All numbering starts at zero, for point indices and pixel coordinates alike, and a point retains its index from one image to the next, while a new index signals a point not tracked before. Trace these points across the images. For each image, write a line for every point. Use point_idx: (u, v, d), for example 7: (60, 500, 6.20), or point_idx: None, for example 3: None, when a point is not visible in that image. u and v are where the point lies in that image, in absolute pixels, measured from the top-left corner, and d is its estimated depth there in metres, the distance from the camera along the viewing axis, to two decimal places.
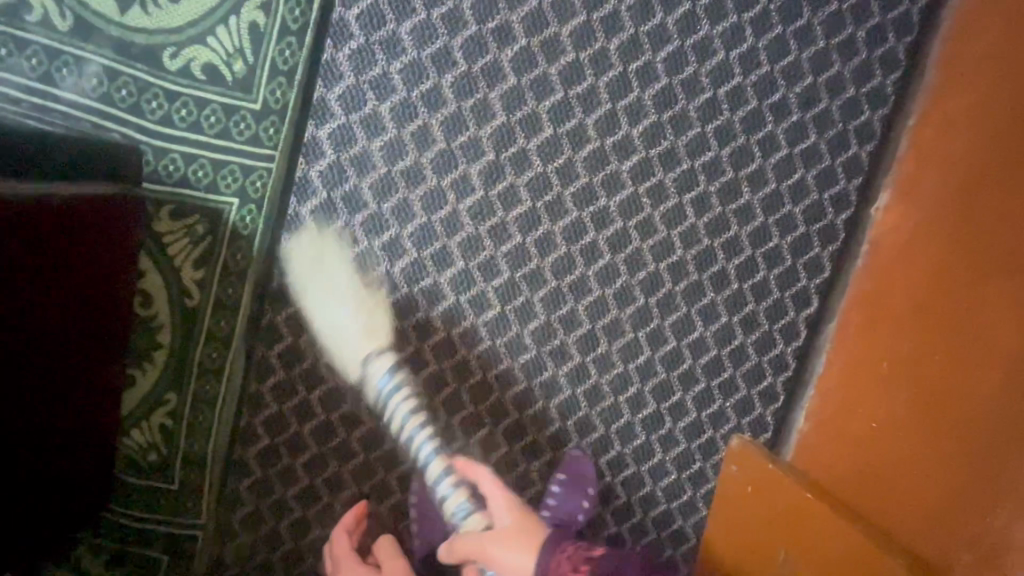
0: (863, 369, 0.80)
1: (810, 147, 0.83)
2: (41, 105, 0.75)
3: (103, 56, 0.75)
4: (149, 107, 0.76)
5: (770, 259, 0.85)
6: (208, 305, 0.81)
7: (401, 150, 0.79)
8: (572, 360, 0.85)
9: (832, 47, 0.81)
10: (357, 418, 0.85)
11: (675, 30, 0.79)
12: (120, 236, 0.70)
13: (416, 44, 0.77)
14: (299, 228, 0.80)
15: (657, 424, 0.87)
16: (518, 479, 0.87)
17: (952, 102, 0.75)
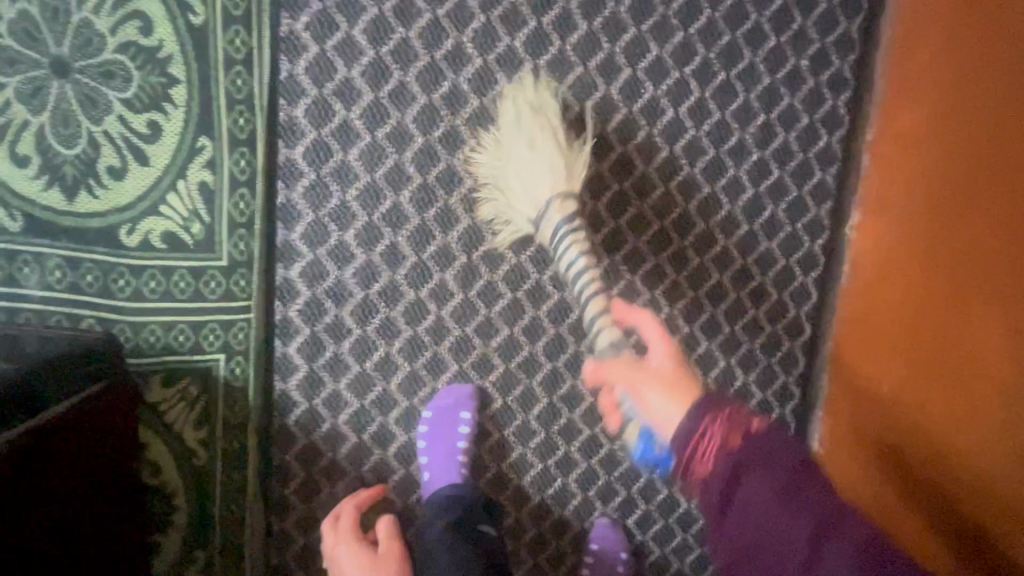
0: (877, 356, 1.02)
1: (681, 213, 1.07)
2: (72, 310, 0.92)
3: (99, 253, 0.92)
4: (148, 287, 0.93)
5: (671, 293, 1.09)
6: (217, 433, 1.00)
7: (375, 271, 1.00)
8: (542, 402, 1.09)
9: (681, 116, 1.03)
10: (382, 474, 1.06)
11: (572, 123, 1.01)
12: (102, 404, 0.87)
13: (365, 168, 0.96)
14: (289, 369, 1.00)
15: (615, 441, 1.13)
16: (539, 481, 1.12)
17: (903, 122, 0.98)
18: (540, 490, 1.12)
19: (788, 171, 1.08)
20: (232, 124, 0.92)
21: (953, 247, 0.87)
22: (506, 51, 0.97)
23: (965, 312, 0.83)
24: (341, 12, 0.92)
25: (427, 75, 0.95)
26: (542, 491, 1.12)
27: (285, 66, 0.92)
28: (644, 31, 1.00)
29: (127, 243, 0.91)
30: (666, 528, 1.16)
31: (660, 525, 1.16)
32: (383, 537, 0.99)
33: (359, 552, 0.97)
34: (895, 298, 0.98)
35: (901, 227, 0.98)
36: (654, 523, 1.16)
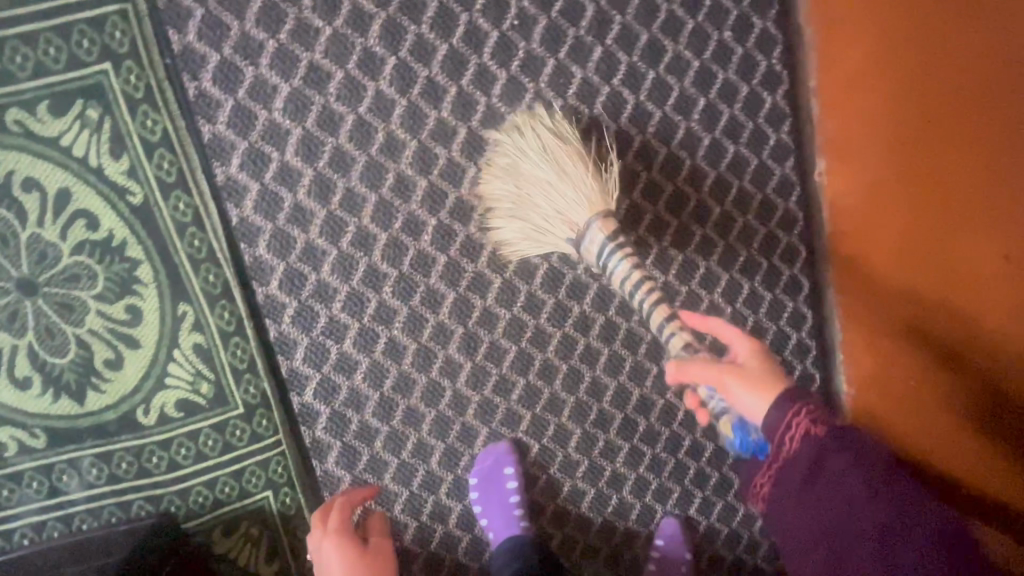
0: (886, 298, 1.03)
1: (651, 218, 1.07)
2: (120, 498, 0.96)
3: (126, 440, 0.95)
4: (181, 454, 0.97)
5: (666, 294, 1.10)
6: (288, 563, 1.03)
7: (382, 368, 1.02)
8: (577, 432, 1.12)
9: (623, 127, 1.03)
10: (451, 545, 1.11)
11: (521, 170, 1.01)
12: (184, 567, 0.96)
13: (342, 280, 0.98)
14: (335, 483, 1.03)
15: (656, 446, 1.15)
16: (597, 506, 1.15)
17: (841, 72, 1.00)
18: (601, 512, 1.16)
19: (742, 142, 1.07)
20: (204, 282, 0.93)
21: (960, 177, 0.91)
22: (437, 125, 0.96)
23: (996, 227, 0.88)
24: (269, 143, 0.92)
25: (369, 173, 0.96)
26: (601, 514, 1.16)
27: (234, 212, 0.93)
28: (563, 58, 0.99)
29: (147, 423, 0.94)
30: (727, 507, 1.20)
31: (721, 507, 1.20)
32: (372, 536, 0.97)
33: (345, 549, 0.92)
34: (892, 237, 1.00)
35: (879, 135, 0.97)
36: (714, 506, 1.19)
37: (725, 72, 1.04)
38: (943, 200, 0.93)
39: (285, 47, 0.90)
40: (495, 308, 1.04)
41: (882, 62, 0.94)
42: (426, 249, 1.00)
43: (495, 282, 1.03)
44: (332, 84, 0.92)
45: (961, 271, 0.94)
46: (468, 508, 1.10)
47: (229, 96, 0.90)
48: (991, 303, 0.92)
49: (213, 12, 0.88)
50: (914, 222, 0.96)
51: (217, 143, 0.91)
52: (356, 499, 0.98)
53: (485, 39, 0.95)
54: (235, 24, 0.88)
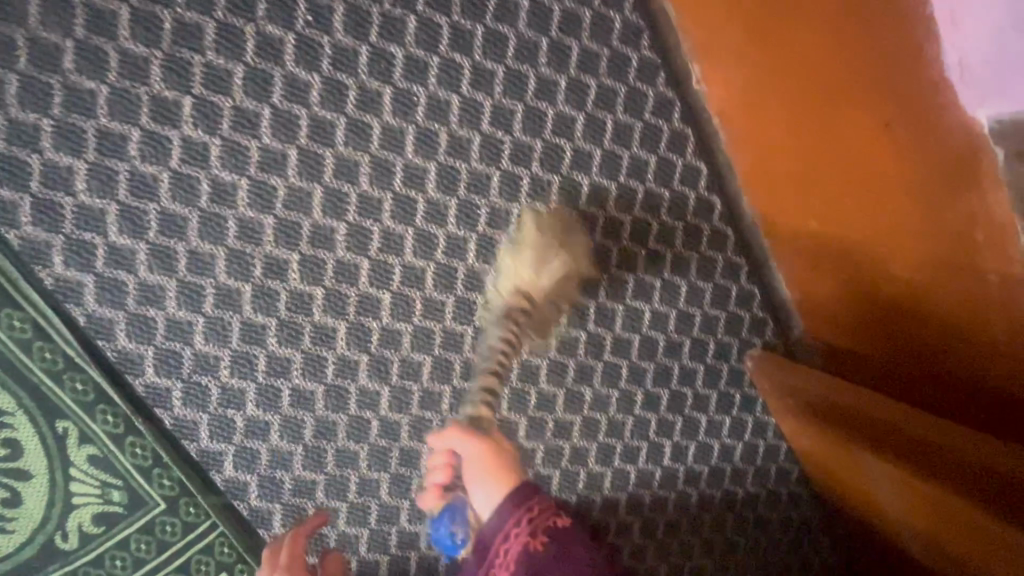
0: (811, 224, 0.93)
1: (530, 182, 0.98)
2: None
3: (54, 570, 0.91)
4: (118, 565, 0.93)
5: (571, 256, 1.02)
6: None
7: (296, 420, 0.97)
8: (523, 422, 1.06)
9: (467, 95, 0.93)
10: (430, 566, 1.07)
11: (372, 175, 0.92)
12: None
13: (220, 346, 0.91)
14: None
15: (609, 410, 1.10)
16: (567, 486, 1.10)
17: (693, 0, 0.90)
18: (573, 492, 1.11)
19: (603, 72, 0.97)
20: (74, 393, 0.87)
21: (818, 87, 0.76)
22: (262, 155, 0.87)
23: (869, 135, 0.72)
24: (87, 230, 0.84)
25: (208, 229, 0.88)
26: (574, 493, 1.11)
27: (78, 312, 0.86)
28: (376, 41, 0.88)
29: (69, 548, 0.90)
30: (701, 446, 1.15)
31: (695, 448, 1.15)
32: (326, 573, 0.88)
33: None
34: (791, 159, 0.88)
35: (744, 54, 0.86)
36: (687, 449, 1.15)
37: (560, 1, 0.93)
38: (818, 105, 0.77)
39: (63, 122, 0.81)
40: (394, 324, 0.97)
41: None
42: (298, 287, 0.92)
43: (384, 298, 0.96)
44: (131, 146, 0.83)
45: (857, 190, 0.79)
46: None
47: (24, 193, 0.81)
48: (902, 215, 0.75)
49: None
50: (801, 142, 0.84)
51: (31, 247, 0.83)
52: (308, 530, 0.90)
53: (282, 46, 0.85)
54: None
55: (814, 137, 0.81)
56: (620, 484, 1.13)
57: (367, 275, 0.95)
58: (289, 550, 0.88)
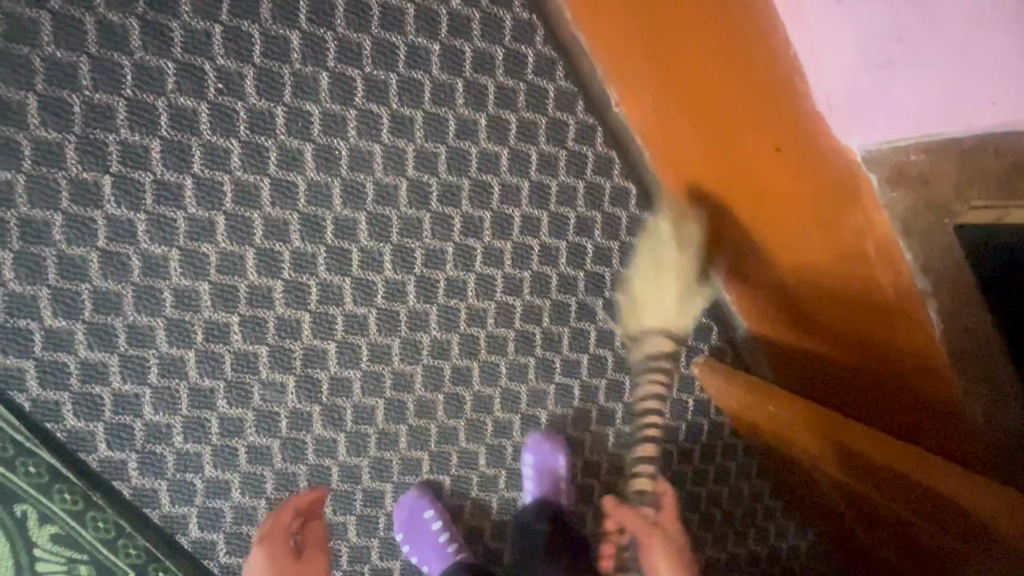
0: (726, 219, 0.95)
1: (463, 220, 1.00)
2: None
3: None
4: None
5: (512, 286, 1.04)
6: None
7: (256, 474, 0.98)
8: (482, 451, 1.09)
9: (390, 143, 0.94)
10: None
11: (302, 231, 0.93)
12: None
13: (169, 414, 0.93)
14: None
15: (566, 430, 1.12)
16: None
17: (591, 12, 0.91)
18: None
19: (522, 107, 0.98)
20: (28, 477, 0.89)
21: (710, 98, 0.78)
22: (189, 224, 0.88)
23: (760, 141, 0.74)
24: (21, 317, 0.85)
25: (144, 302, 0.89)
26: None
27: (23, 398, 0.87)
28: (291, 101, 0.89)
29: None
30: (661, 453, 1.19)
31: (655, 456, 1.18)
32: (308, 545, 0.94)
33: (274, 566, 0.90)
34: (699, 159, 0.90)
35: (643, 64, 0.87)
36: None
37: (471, 43, 0.95)
38: (714, 114, 0.79)
39: None
40: (342, 372, 0.99)
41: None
42: (242, 348, 0.94)
43: (330, 348, 0.98)
44: (56, 230, 0.84)
45: (757, 190, 0.82)
46: (407, 561, 1.08)
47: None
48: (800, 214, 0.77)
49: None
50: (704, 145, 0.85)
51: None
52: (302, 504, 0.94)
53: (196, 116, 0.86)
54: None
55: (714, 140, 0.83)
56: (585, 499, 1.16)
57: (309, 329, 0.96)
58: (275, 522, 0.93)
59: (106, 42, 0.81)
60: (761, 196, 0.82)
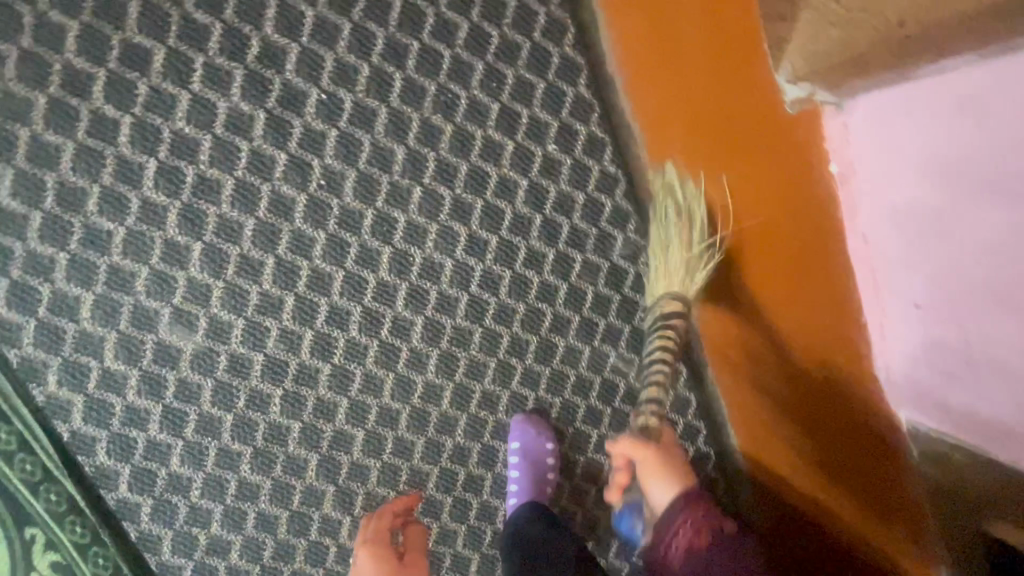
0: (745, 359, 0.95)
1: (510, 340, 1.04)
2: None
3: None
4: None
5: (540, 408, 1.08)
6: None
7: (257, 540, 1.00)
8: (475, 558, 1.10)
9: (461, 259, 0.99)
10: None
11: (361, 324, 0.98)
12: None
13: (194, 469, 0.96)
14: None
15: None
16: None
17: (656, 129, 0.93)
18: None
19: (589, 249, 1.04)
20: (47, 503, 0.91)
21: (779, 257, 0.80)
22: (260, 299, 0.93)
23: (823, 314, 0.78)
24: (84, 354, 0.89)
25: (200, 361, 0.93)
26: None
27: (63, 428, 0.90)
28: (382, 206, 0.95)
29: None
30: None
31: None
32: (409, 548, 1.00)
33: (375, 558, 0.97)
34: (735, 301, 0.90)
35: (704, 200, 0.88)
36: None
37: (557, 185, 1.01)
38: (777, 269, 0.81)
39: (78, 256, 0.86)
40: (363, 460, 1.02)
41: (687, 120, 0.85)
42: (277, 420, 0.97)
43: (358, 436, 1.01)
44: (139, 282, 0.89)
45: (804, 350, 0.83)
46: None
47: (30, 317, 0.86)
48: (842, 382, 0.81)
49: None
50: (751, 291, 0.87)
51: (28, 365, 0.87)
52: (399, 509, 1.01)
53: (293, 205, 0.92)
54: (17, 246, 0.84)
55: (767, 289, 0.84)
56: None
57: (344, 414, 1.00)
58: (378, 521, 1.00)
59: (231, 126, 0.87)
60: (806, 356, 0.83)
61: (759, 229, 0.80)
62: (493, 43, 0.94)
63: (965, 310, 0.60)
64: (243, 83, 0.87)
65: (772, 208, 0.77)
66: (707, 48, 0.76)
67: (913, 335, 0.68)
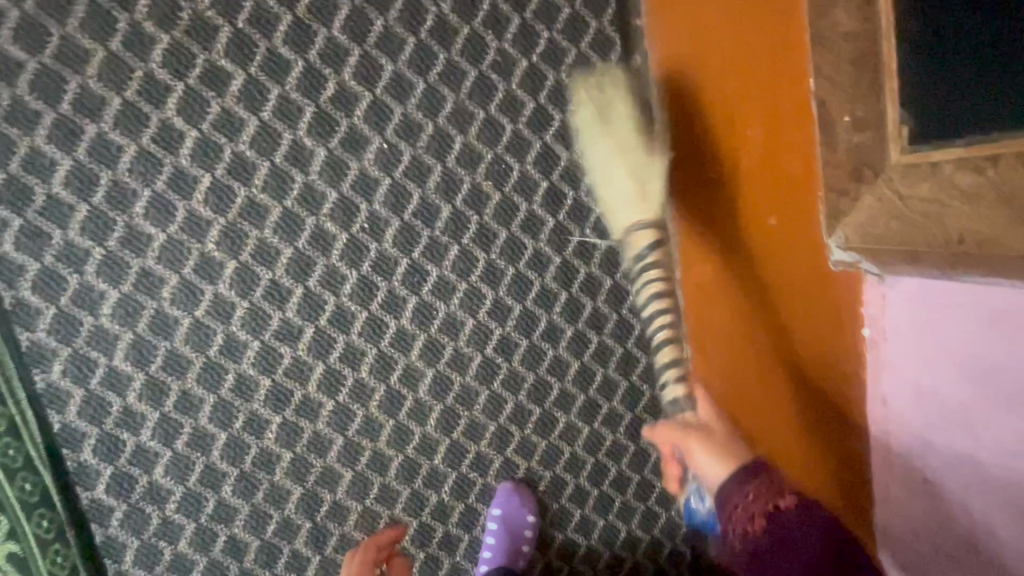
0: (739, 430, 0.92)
1: (514, 408, 1.05)
2: None
3: None
4: None
5: (529, 479, 1.08)
6: None
7: (221, 565, 0.98)
8: None
9: (481, 321, 1.01)
10: None
11: (372, 366, 0.98)
12: None
13: (175, 481, 0.94)
14: None
15: None
16: None
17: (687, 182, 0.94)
18: None
19: (606, 332, 1.06)
20: (20, 492, 0.89)
21: (774, 321, 0.79)
22: (281, 325, 0.94)
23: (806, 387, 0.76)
24: (95, 349, 0.89)
25: (206, 375, 0.93)
26: None
27: (55, 419, 0.89)
28: (417, 257, 0.97)
29: None
30: None
31: None
32: None
33: None
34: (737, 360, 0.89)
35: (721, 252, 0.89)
36: None
37: (588, 266, 1.03)
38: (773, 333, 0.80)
39: (114, 254, 0.87)
40: (345, 501, 1.01)
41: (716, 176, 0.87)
42: (269, 447, 0.97)
43: (345, 476, 1.00)
44: (165, 289, 0.89)
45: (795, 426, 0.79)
46: None
47: (51, 304, 0.86)
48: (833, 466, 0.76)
49: (32, 222, 0.84)
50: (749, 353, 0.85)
51: (36, 351, 0.87)
52: (383, 540, 0.99)
53: (332, 241, 0.93)
54: (57, 233, 0.85)
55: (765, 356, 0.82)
56: None
57: (337, 452, 0.99)
58: (362, 555, 0.98)
59: (291, 157, 0.90)
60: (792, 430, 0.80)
61: (760, 302, 0.81)
62: (554, 125, 0.98)
63: (984, 494, 0.59)
64: (311, 120, 0.89)
65: (774, 271, 0.78)
66: (766, 166, 0.77)
67: (917, 503, 0.67)
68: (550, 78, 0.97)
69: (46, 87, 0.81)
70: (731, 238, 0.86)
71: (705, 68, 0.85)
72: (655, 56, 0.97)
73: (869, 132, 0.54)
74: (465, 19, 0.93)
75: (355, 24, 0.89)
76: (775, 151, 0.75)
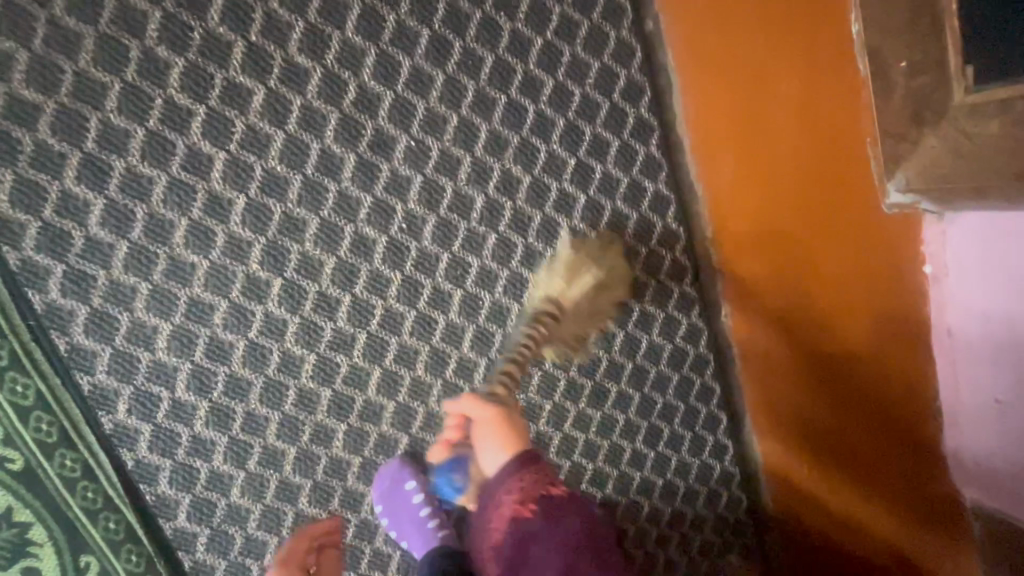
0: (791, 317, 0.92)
1: (567, 384, 1.07)
2: None
3: None
4: None
5: (589, 451, 1.10)
6: None
7: None
8: None
9: (526, 304, 1.02)
10: None
11: (427, 363, 1.00)
12: None
13: (253, 500, 0.96)
14: None
15: None
16: None
17: (709, 92, 0.94)
18: None
19: (647, 301, 1.07)
20: (105, 531, 0.90)
21: (810, 186, 0.82)
22: (333, 335, 0.95)
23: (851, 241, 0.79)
24: (156, 384, 0.89)
25: (268, 395, 0.94)
26: None
27: (128, 456, 0.90)
28: (457, 251, 0.97)
29: None
30: None
31: None
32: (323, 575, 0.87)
33: None
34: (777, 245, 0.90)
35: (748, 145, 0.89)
36: None
37: (624, 237, 1.04)
38: (811, 202, 0.82)
39: (160, 287, 0.86)
40: None
41: (740, 80, 0.87)
42: (338, 454, 0.98)
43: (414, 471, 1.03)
44: (216, 315, 0.89)
45: (844, 285, 0.82)
46: None
47: (106, 345, 0.86)
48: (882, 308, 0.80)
49: (75, 266, 0.83)
50: (791, 229, 0.87)
51: (99, 394, 0.87)
52: (318, 533, 0.89)
53: (373, 246, 0.93)
54: (101, 274, 0.84)
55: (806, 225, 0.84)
56: None
57: (403, 451, 1.01)
58: (291, 551, 0.87)
59: (322, 167, 0.89)
60: (843, 291, 0.83)
61: (794, 176, 0.83)
62: (575, 100, 0.98)
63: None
64: (337, 127, 0.88)
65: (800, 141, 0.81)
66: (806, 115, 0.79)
67: (990, 424, 0.74)
68: (566, 53, 0.96)
69: (67, 127, 0.79)
70: (770, 192, 0.88)
71: (730, 26, 0.86)
72: (669, 24, 0.97)
73: (933, 75, 0.56)
74: (475, 4, 0.91)
75: (367, 23, 0.87)
76: (811, 66, 0.76)
